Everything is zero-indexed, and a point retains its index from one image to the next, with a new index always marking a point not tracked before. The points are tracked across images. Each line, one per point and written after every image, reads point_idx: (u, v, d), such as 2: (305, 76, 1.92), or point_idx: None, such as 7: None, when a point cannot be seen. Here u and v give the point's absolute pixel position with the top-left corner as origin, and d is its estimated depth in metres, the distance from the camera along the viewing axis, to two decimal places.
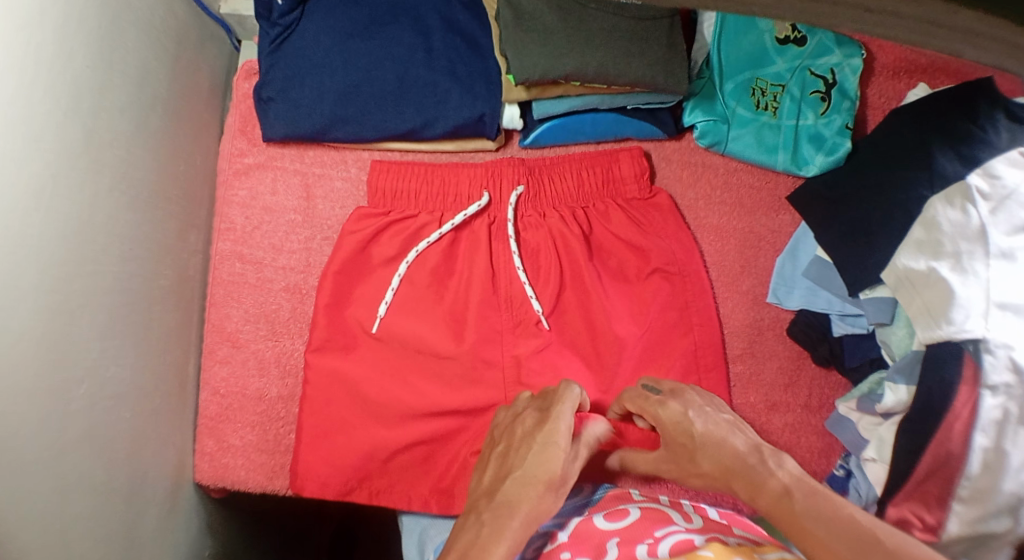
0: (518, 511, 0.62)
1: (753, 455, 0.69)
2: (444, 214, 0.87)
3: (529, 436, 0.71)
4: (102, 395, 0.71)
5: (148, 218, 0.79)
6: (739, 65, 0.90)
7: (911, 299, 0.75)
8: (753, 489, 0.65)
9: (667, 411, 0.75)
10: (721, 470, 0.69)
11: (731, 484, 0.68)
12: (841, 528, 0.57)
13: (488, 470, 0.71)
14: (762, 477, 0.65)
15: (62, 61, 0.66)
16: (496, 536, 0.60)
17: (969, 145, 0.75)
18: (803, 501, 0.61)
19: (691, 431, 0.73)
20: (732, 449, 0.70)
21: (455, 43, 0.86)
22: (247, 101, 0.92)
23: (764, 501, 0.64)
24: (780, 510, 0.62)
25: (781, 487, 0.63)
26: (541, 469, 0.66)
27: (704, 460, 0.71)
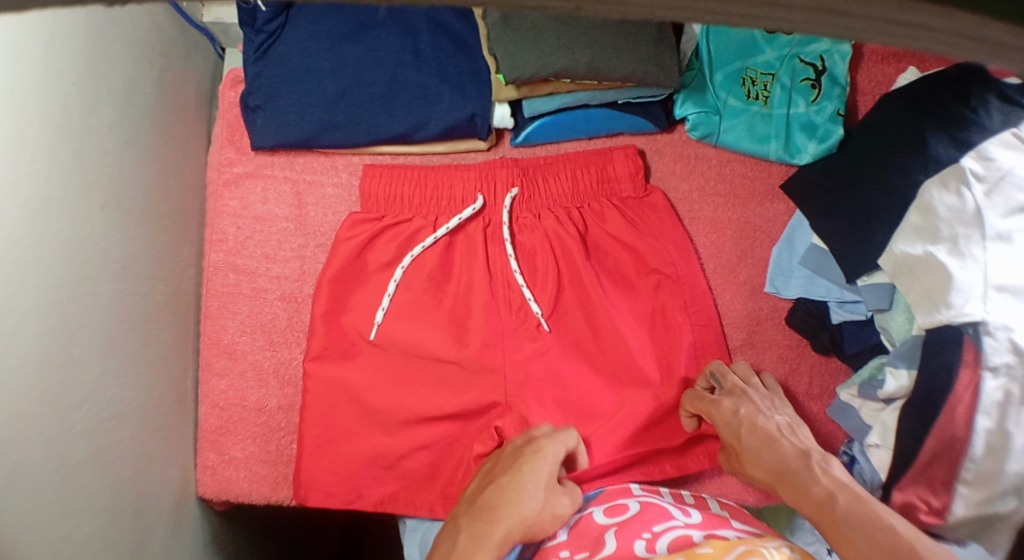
0: (495, 524, 0.68)
1: (804, 464, 0.74)
2: (438, 218, 0.86)
3: (516, 451, 0.76)
4: (104, 416, 0.71)
5: (140, 234, 0.78)
6: (728, 55, 0.90)
7: (910, 284, 0.75)
8: (801, 497, 0.72)
9: (724, 417, 0.79)
10: (772, 475, 0.76)
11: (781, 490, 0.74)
12: (872, 532, 0.64)
13: (472, 483, 0.76)
14: (809, 489, 0.71)
15: (51, 82, 0.65)
16: (476, 550, 0.67)
17: (961, 128, 0.75)
18: (845, 510, 0.67)
19: (739, 427, 0.78)
20: (782, 456, 0.76)
21: (443, 44, 0.86)
22: (234, 110, 0.90)
23: (810, 509, 0.70)
24: (825, 518, 0.68)
25: (824, 499, 0.69)
26: (525, 486, 0.71)
27: (756, 463, 0.77)
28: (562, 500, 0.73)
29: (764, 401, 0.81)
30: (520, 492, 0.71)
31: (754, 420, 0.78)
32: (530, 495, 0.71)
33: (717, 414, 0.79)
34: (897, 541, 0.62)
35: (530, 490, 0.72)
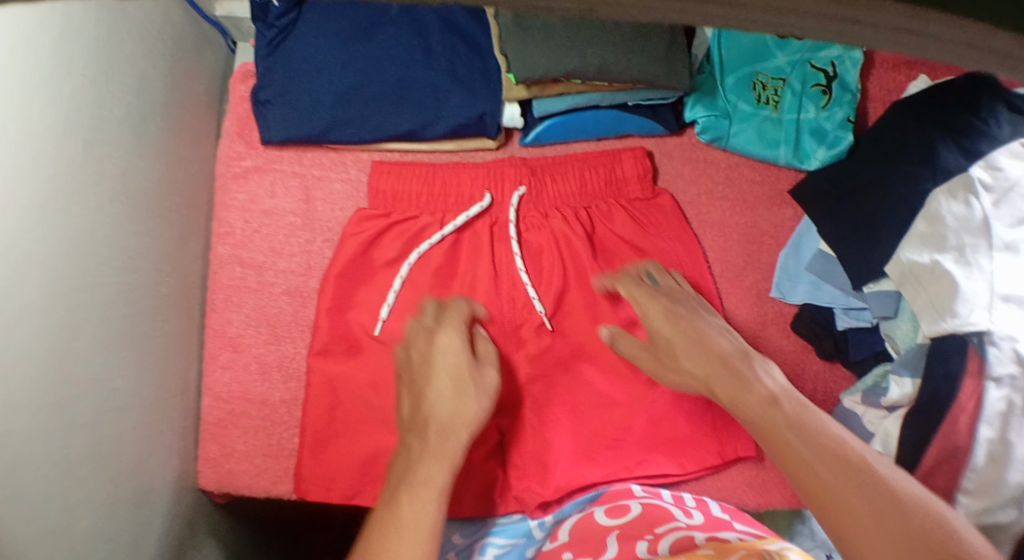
0: (449, 434, 0.71)
1: (737, 363, 0.76)
2: (445, 215, 0.86)
3: (427, 353, 0.76)
4: (107, 407, 0.71)
5: (148, 227, 0.78)
6: (739, 59, 0.90)
7: (915, 293, 0.74)
8: (737, 397, 0.73)
9: (658, 313, 0.80)
10: (704, 373, 0.77)
11: (711, 386, 0.76)
12: (823, 444, 0.66)
13: (405, 403, 0.76)
14: (747, 387, 0.73)
15: (62, 73, 0.65)
16: (434, 463, 0.69)
17: (971, 138, 0.75)
18: (789, 421, 0.69)
19: (679, 326, 0.79)
20: (713, 354, 0.77)
21: (454, 42, 0.86)
22: (244, 104, 0.90)
23: (747, 409, 0.72)
24: (770, 425, 0.70)
25: (766, 399, 0.72)
26: (457, 391, 0.73)
27: (690, 362, 0.78)
28: (491, 375, 0.76)
29: (698, 304, 0.83)
30: (456, 396, 0.73)
31: (694, 321, 0.80)
32: (465, 391, 0.73)
33: (649, 309, 0.81)
34: (844, 448, 0.66)
35: (463, 388, 0.74)
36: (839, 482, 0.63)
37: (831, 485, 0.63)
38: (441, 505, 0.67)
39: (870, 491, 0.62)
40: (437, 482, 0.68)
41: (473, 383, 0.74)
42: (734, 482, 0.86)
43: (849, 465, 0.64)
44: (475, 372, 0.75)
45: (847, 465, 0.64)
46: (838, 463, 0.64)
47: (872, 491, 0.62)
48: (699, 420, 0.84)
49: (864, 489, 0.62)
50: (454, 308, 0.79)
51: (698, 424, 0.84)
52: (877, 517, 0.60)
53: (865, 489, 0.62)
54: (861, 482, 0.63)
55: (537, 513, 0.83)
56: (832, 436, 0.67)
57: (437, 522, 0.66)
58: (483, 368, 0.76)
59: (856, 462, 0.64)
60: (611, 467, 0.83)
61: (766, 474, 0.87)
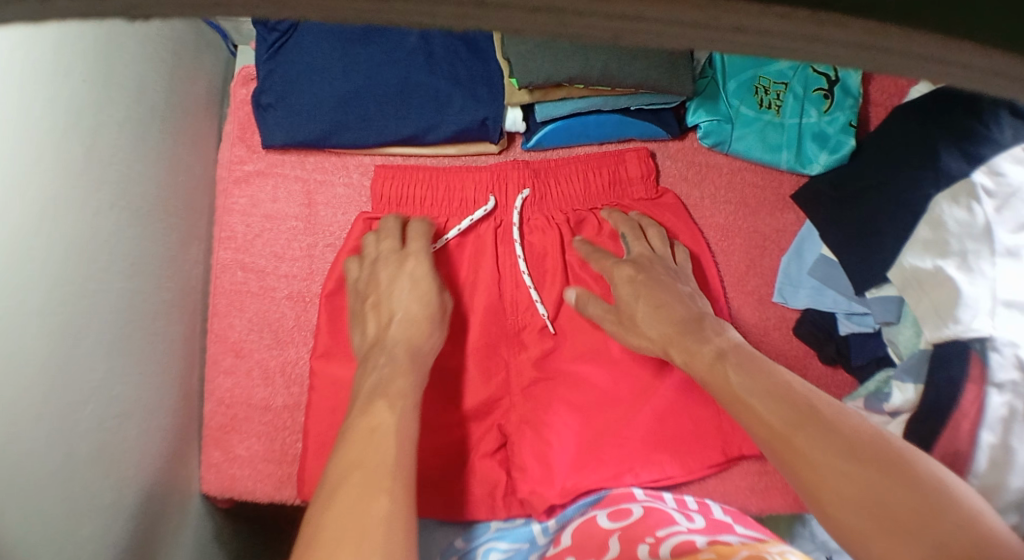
0: (416, 350, 0.74)
1: (693, 324, 0.75)
2: (449, 220, 0.86)
3: (394, 272, 0.79)
4: (109, 414, 0.71)
5: (149, 231, 0.78)
6: (742, 63, 0.89)
7: (919, 298, 0.75)
8: (690, 355, 0.72)
9: (625, 281, 0.80)
10: (664, 337, 0.76)
11: (670, 350, 0.75)
12: (775, 391, 0.64)
13: (370, 321, 0.78)
14: (700, 344, 0.72)
15: (62, 78, 0.65)
16: (405, 374, 0.71)
17: (973, 142, 0.74)
18: (735, 374, 0.67)
19: (639, 293, 0.79)
20: (674, 315, 0.76)
21: (455, 45, 0.85)
22: (245, 108, 0.90)
23: (699, 366, 0.71)
24: (716, 375, 0.69)
25: (715, 353, 0.70)
26: (423, 312, 0.77)
27: (649, 328, 0.77)
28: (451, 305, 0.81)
29: (667, 272, 0.82)
30: (423, 310, 0.77)
31: (656, 284, 0.79)
32: (431, 316, 0.77)
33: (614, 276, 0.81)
34: (793, 392, 0.63)
35: (430, 312, 0.77)
36: (783, 423, 0.61)
37: (774, 423, 0.62)
38: (415, 411, 0.68)
39: (822, 435, 0.59)
40: (407, 398, 0.69)
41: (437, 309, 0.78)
42: (737, 485, 0.86)
43: (798, 408, 0.61)
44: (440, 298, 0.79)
45: (797, 409, 0.61)
46: (785, 408, 0.62)
47: (824, 434, 0.59)
48: (701, 423, 0.85)
49: (820, 435, 0.59)
50: (417, 232, 0.82)
51: (703, 424, 0.85)
52: (832, 461, 0.57)
53: (822, 434, 0.59)
54: (815, 427, 0.59)
55: (540, 517, 0.82)
56: (779, 381, 0.65)
57: (414, 426, 0.67)
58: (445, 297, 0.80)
59: (808, 406, 0.61)
60: (618, 469, 0.83)
61: (769, 479, 0.86)
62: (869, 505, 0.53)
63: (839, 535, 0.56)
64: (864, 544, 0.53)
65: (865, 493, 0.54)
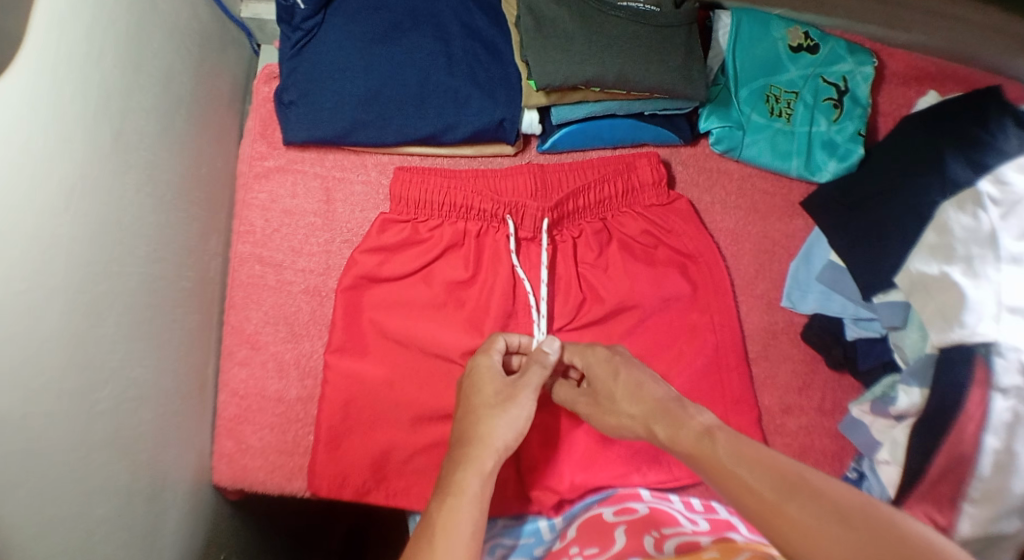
0: (487, 444, 0.71)
1: (675, 404, 0.71)
2: (467, 224, 0.88)
3: (467, 380, 0.78)
4: (127, 396, 0.72)
5: (171, 219, 0.79)
6: (754, 72, 0.91)
7: (925, 303, 0.76)
8: (674, 431, 0.69)
9: (601, 360, 0.78)
10: (646, 415, 0.72)
11: (652, 426, 0.71)
12: (762, 461, 0.62)
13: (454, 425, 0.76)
14: (685, 421, 0.69)
15: (93, 62, 0.67)
16: (459, 477, 0.69)
17: (980, 151, 0.77)
18: (724, 447, 0.64)
19: (616, 371, 0.77)
20: (654, 394, 0.73)
21: (475, 48, 0.88)
22: (268, 105, 0.92)
23: (684, 445, 0.67)
24: (702, 449, 0.65)
25: (703, 429, 0.67)
26: (496, 408, 0.73)
27: (629, 405, 0.74)
28: (526, 390, 0.75)
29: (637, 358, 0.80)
30: (483, 408, 0.74)
31: (636, 367, 0.76)
32: (504, 409, 0.73)
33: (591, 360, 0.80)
34: (783, 464, 0.61)
35: (501, 406, 0.74)
36: (771, 493, 0.59)
37: (762, 493, 0.59)
38: (473, 521, 0.65)
39: (813, 506, 0.57)
40: (457, 496, 0.67)
41: (509, 403, 0.74)
42: None
43: (788, 480, 0.59)
44: (510, 391, 0.75)
45: (788, 480, 0.59)
46: (777, 481, 0.59)
47: (817, 506, 0.57)
48: None
49: (809, 504, 0.57)
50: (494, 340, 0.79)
51: None
52: (821, 530, 0.55)
53: (813, 504, 0.57)
54: (806, 499, 0.57)
55: (548, 513, 0.83)
56: (769, 454, 0.62)
57: (467, 527, 0.64)
58: (522, 389, 0.75)
59: (799, 475, 0.59)
60: (626, 468, 0.84)
61: None
62: None
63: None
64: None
65: None
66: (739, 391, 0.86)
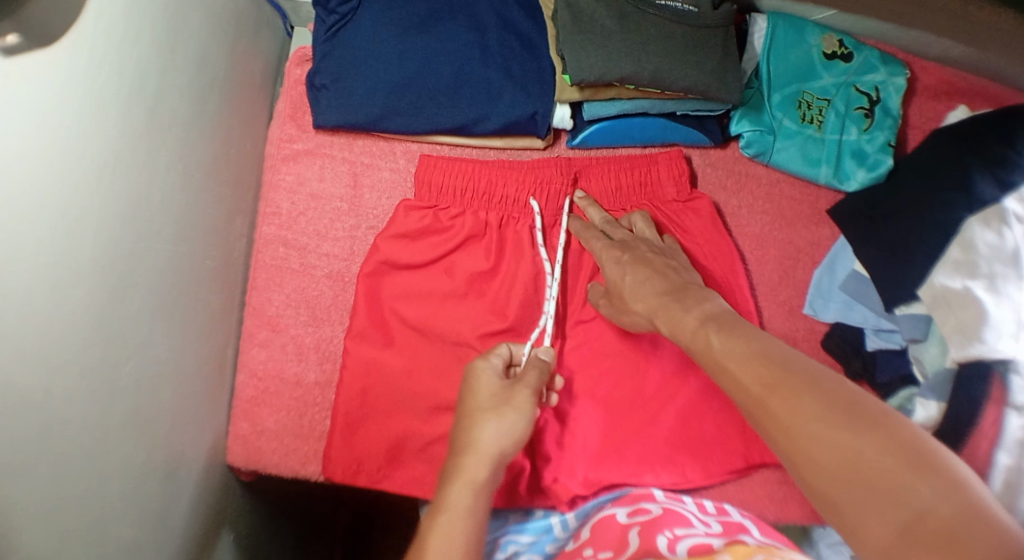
0: (477, 453, 0.70)
1: (673, 295, 0.73)
2: (489, 214, 0.88)
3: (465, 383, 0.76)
4: (148, 374, 0.72)
5: (199, 199, 0.79)
6: (787, 77, 0.91)
7: (945, 318, 0.76)
8: (673, 325, 0.71)
9: (613, 262, 0.80)
10: (651, 308, 0.74)
11: (656, 321, 0.74)
12: (750, 354, 0.62)
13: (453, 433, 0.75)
14: (680, 314, 0.71)
15: (131, 40, 0.67)
16: (454, 487, 0.68)
17: (1007, 169, 0.78)
18: (717, 343, 0.65)
19: (623, 273, 0.79)
20: (656, 290, 0.75)
21: (510, 41, 0.87)
22: (298, 88, 0.92)
23: (685, 334, 0.70)
24: (698, 344, 0.68)
25: (697, 320, 0.69)
26: (486, 414, 0.71)
27: (637, 303, 0.76)
28: (524, 396, 0.73)
29: (655, 248, 0.81)
30: (473, 417, 0.72)
31: (647, 261, 0.78)
32: (496, 414, 0.72)
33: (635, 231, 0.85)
34: (772, 352, 0.62)
35: (494, 410, 0.72)
36: (758, 386, 0.60)
37: (750, 385, 0.61)
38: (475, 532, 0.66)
39: (798, 401, 0.57)
40: (453, 510, 0.67)
41: (503, 406, 0.72)
42: (757, 493, 0.87)
43: (773, 369, 0.60)
44: (505, 394, 0.73)
45: (772, 372, 0.60)
46: (763, 363, 0.61)
47: (801, 395, 0.58)
48: (726, 423, 0.86)
49: (796, 399, 0.58)
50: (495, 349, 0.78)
51: (727, 428, 0.86)
52: (809, 426, 0.56)
53: (799, 398, 0.57)
54: (791, 394, 0.58)
55: (562, 509, 0.83)
56: (760, 342, 0.63)
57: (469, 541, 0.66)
58: (521, 392, 0.73)
59: (784, 367, 0.60)
60: (638, 468, 0.84)
61: (788, 488, 0.87)
62: (847, 472, 0.54)
63: (825, 505, 0.55)
64: (833, 507, 0.54)
65: (847, 459, 0.54)
66: None
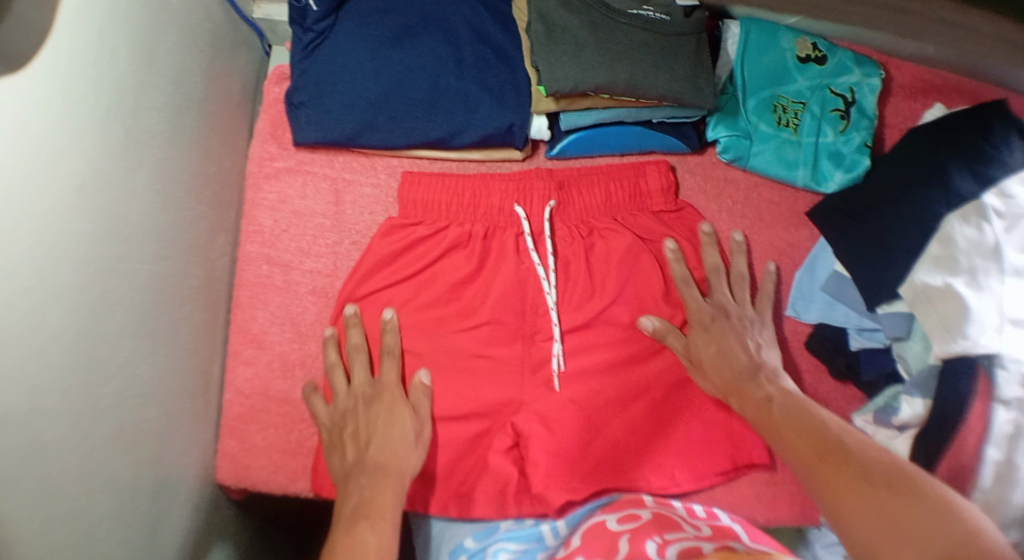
0: (396, 473, 0.76)
1: (751, 374, 0.82)
2: (473, 225, 0.88)
3: (369, 397, 0.82)
4: (132, 393, 0.72)
5: (179, 218, 0.80)
6: (761, 82, 0.92)
7: (928, 314, 0.76)
8: (745, 402, 0.80)
9: (701, 323, 0.86)
10: (725, 383, 0.82)
11: (728, 393, 0.82)
12: (807, 428, 0.72)
13: (355, 441, 0.80)
14: (753, 395, 0.80)
15: (105, 61, 0.68)
16: (385, 496, 0.74)
17: (983, 164, 0.78)
18: (781, 417, 0.75)
19: (724, 336, 0.85)
20: (736, 365, 0.83)
21: (485, 53, 0.88)
22: (277, 106, 0.93)
23: (752, 413, 0.79)
24: (764, 420, 0.77)
25: (766, 403, 0.78)
26: (400, 434, 0.79)
27: (712, 370, 0.84)
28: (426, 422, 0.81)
29: (745, 319, 0.87)
30: (394, 441, 0.79)
31: (725, 333, 0.85)
32: (405, 436, 0.79)
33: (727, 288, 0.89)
34: (827, 430, 0.71)
35: (410, 433, 0.80)
36: (812, 452, 0.69)
37: (805, 453, 0.70)
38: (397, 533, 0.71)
39: (844, 463, 0.66)
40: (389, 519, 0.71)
41: (414, 429, 0.80)
42: (745, 495, 0.87)
43: (827, 442, 0.69)
44: (416, 417, 0.81)
45: (824, 443, 0.69)
46: (819, 442, 0.70)
47: (845, 468, 0.66)
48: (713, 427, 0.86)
49: (841, 462, 0.67)
50: (388, 362, 0.83)
51: (715, 431, 0.86)
52: (852, 485, 0.64)
53: (842, 462, 0.67)
54: (838, 458, 0.67)
55: (551, 516, 0.83)
56: (817, 421, 0.73)
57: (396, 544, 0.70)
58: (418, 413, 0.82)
59: (835, 440, 0.69)
60: (631, 474, 0.84)
61: (777, 490, 0.87)
62: (879, 519, 0.61)
63: (858, 553, 0.62)
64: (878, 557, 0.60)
65: (879, 511, 0.61)
66: None
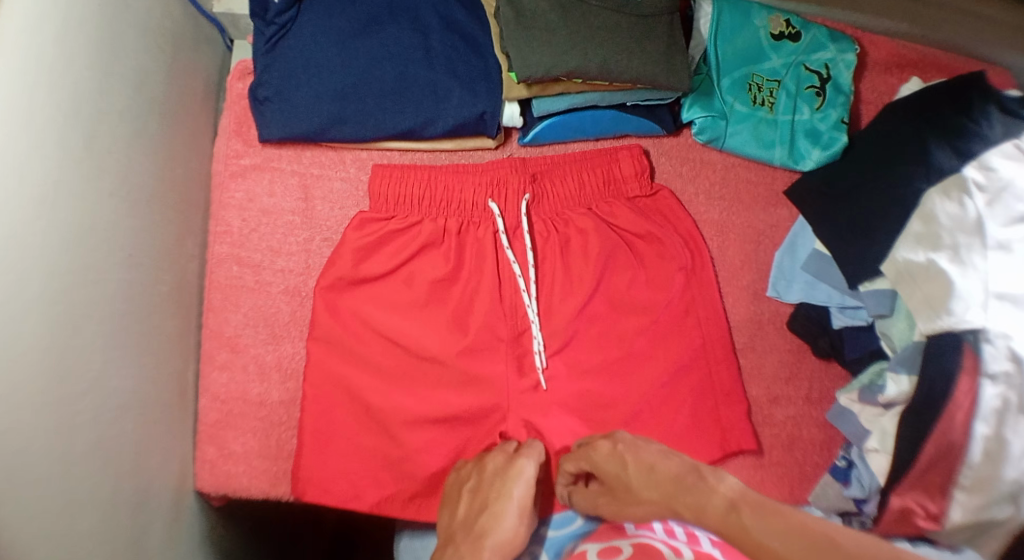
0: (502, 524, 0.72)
1: (694, 478, 0.66)
2: (447, 221, 0.86)
3: (501, 474, 0.75)
4: (108, 406, 0.70)
5: (146, 224, 0.77)
6: (735, 61, 0.91)
7: (911, 292, 0.75)
8: (698, 511, 0.63)
9: (604, 453, 0.74)
10: (665, 499, 0.67)
11: (676, 506, 0.66)
12: (786, 532, 0.56)
13: (460, 505, 0.75)
14: (704, 498, 0.63)
15: (63, 64, 0.65)
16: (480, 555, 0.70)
17: (964, 139, 0.76)
18: (747, 525, 0.58)
19: (636, 447, 0.73)
20: (660, 473, 0.69)
21: (454, 41, 0.86)
22: (241, 101, 0.90)
23: (713, 521, 0.61)
24: (733, 529, 0.59)
25: (720, 506, 0.61)
26: (514, 508, 0.73)
27: (644, 493, 0.69)
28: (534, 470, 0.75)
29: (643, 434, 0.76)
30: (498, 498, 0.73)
31: (634, 449, 0.72)
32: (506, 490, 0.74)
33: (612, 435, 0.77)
34: (808, 531, 0.55)
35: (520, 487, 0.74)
36: None
37: None
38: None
39: None
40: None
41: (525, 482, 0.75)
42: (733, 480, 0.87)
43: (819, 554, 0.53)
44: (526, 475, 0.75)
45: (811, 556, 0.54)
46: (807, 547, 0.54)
47: None
48: (699, 413, 0.84)
49: None
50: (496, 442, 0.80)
51: (701, 418, 0.84)
52: None
53: None
54: None
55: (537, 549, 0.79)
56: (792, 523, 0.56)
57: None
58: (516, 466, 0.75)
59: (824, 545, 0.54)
60: None
61: (764, 474, 0.86)
62: None
63: None
64: None
65: None
66: (728, 382, 0.85)
